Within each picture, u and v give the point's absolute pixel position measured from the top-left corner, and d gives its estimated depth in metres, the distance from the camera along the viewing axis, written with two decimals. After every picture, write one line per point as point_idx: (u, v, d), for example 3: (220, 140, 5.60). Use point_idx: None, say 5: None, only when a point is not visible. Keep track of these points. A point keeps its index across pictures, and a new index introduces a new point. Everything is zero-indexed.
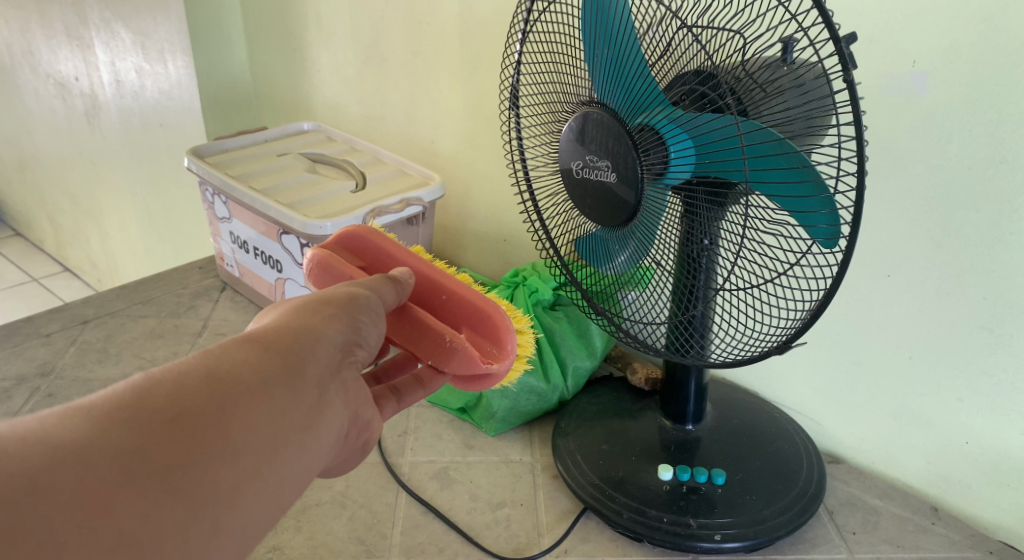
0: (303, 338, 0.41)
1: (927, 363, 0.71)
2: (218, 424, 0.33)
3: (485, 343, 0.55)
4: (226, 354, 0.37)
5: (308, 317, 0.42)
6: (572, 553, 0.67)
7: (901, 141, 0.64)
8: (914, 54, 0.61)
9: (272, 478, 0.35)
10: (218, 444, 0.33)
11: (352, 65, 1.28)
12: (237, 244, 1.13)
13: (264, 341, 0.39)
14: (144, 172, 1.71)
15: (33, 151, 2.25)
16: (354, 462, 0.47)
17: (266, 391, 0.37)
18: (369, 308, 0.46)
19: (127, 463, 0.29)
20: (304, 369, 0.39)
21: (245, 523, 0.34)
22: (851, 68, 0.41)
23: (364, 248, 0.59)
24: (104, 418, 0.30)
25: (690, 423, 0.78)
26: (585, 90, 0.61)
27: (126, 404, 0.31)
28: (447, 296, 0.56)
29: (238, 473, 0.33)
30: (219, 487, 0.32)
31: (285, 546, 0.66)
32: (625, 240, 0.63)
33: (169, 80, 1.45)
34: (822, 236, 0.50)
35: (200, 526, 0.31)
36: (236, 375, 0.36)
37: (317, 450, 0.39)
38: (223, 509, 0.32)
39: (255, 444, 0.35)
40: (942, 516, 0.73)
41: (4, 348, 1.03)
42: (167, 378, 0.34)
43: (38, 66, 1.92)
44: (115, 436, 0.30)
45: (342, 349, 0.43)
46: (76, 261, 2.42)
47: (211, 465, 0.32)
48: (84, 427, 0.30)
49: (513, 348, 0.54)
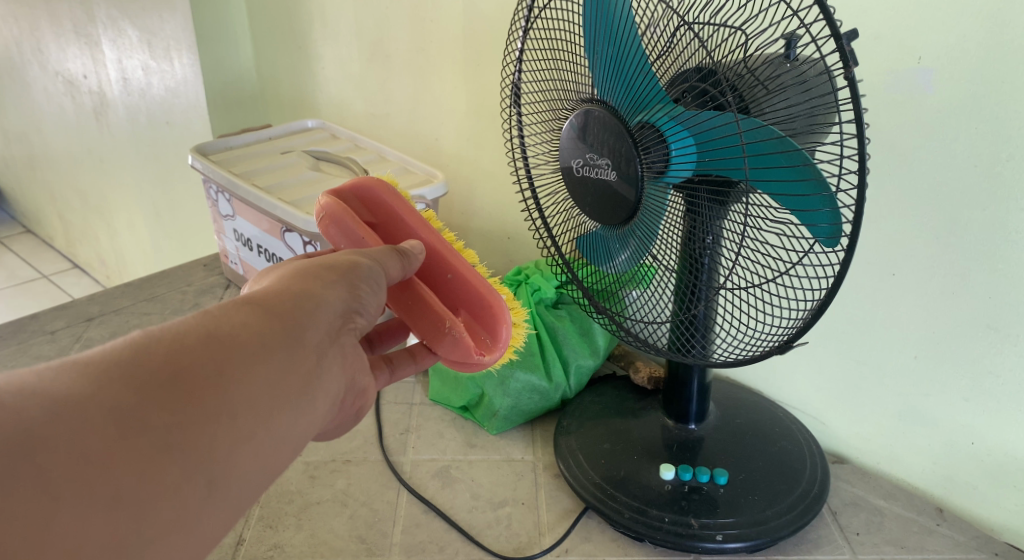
0: (304, 302, 0.41)
1: (933, 363, 0.70)
2: (216, 384, 0.33)
3: (479, 329, 0.55)
4: (227, 315, 0.37)
5: (309, 282, 0.42)
6: (573, 552, 0.67)
7: (906, 139, 0.63)
8: (919, 50, 0.60)
9: (268, 439, 0.36)
10: (217, 404, 0.33)
11: (357, 62, 1.28)
12: (241, 241, 1.13)
13: (264, 304, 0.39)
14: (151, 169, 1.72)
15: (43, 149, 2.26)
16: (346, 426, 0.49)
17: (266, 354, 0.37)
18: (369, 277, 0.46)
19: (126, 418, 0.30)
20: (303, 333, 0.39)
21: (241, 483, 0.34)
22: (852, 65, 0.40)
23: (377, 203, 0.58)
24: (102, 373, 0.30)
25: (693, 422, 0.78)
26: (585, 88, 0.60)
27: (125, 359, 0.31)
28: (451, 275, 0.56)
29: (236, 433, 0.34)
30: (217, 447, 0.32)
31: (286, 545, 0.66)
32: (625, 239, 0.63)
33: (175, 78, 1.46)
34: (824, 234, 0.50)
35: (196, 485, 0.31)
36: (237, 335, 0.36)
37: (313, 414, 0.39)
38: (220, 468, 0.33)
39: (253, 406, 0.35)
40: (947, 516, 0.72)
41: (11, 344, 1.04)
42: (167, 335, 0.34)
43: (47, 64, 1.93)
44: (113, 392, 0.30)
45: (341, 316, 0.43)
46: (85, 259, 2.44)
47: (209, 425, 0.32)
48: (83, 381, 0.30)
49: (507, 342, 0.54)
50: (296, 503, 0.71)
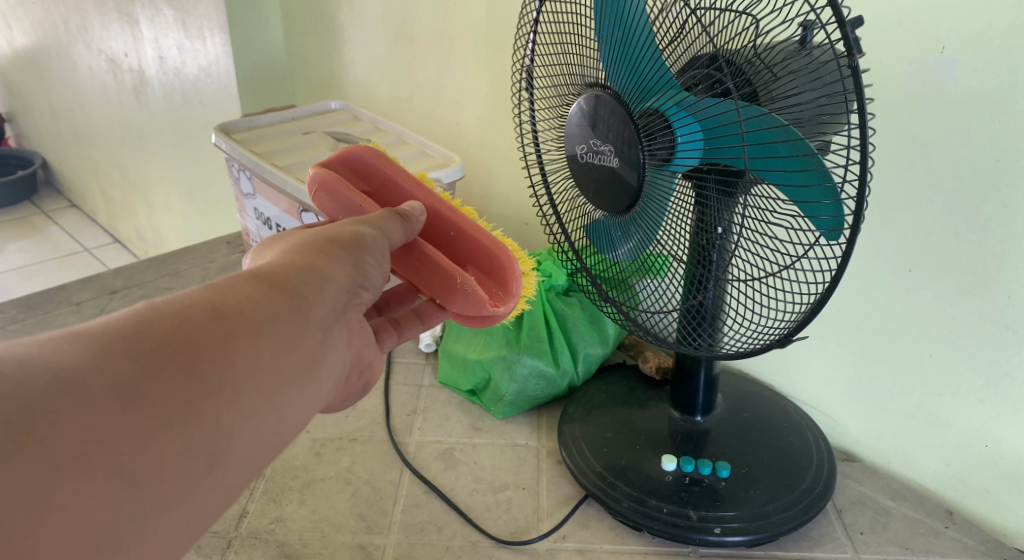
0: (309, 278, 0.41)
1: (947, 362, 0.68)
2: (220, 358, 0.34)
3: (491, 284, 0.56)
4: (232, 289, 0.38)
5: (313, 257, 0.43)
6: (570, 538, 0.67)
7: (927, 132, 0.61)
8: (943, 39, 0.58)
9: (272, 415, 0.36)
10: (221, 377, 0.33)
11: (382, 44, 1.28)
12: (262, 221, 1.15)
13: (269, 278, 0.40)
14: (186, 147, 1.76)
15: (88, 126, 2.33)
16: (354, 400, 0.50)
17: (271, 329, 0.37)
18: (374, 250, 0.46)
19: (130, 392, 0.30)
20: (309, 310, 0.40)
21: (241, 459, 0.34)
22: (858, 54, 0.39)
23: (368, 170, 0.58)
24: (107, 345, 0.31)
25: (699, 414, 0.77)
26: (589, 71, 0.60)
27: (129, 332, 0.32)
28: (453, 233, 0.56)
29: (238, 408, 0.34)
30: (220, 420, 0.33)
31: (288, 519, 0.68)
32: (627, 229, 0.62)
33: (208, 57, 1.47)
34: (826, 227, 0.49)
35: (199, 458, 0.32)
36: (241, 310, 0.36)
37: (317, 390, 0.40)
38: (221, 443, 0.33)
39: (256, 383, 0.35)
40: (956, 519, 0.71)
41: (38, 314, 1.08)
42: (171, 310, 0.34)
43: (93, 42, 1.98)
44: (116, 365, 0.30)
45: (346, 293, 0.43)
46: (126, 233, 2.51)
47: (212, 399, 0.33)
48: (88, 351, 0.30)
49: (518, 290, 0.55)
50: (300, 479, 0.73)
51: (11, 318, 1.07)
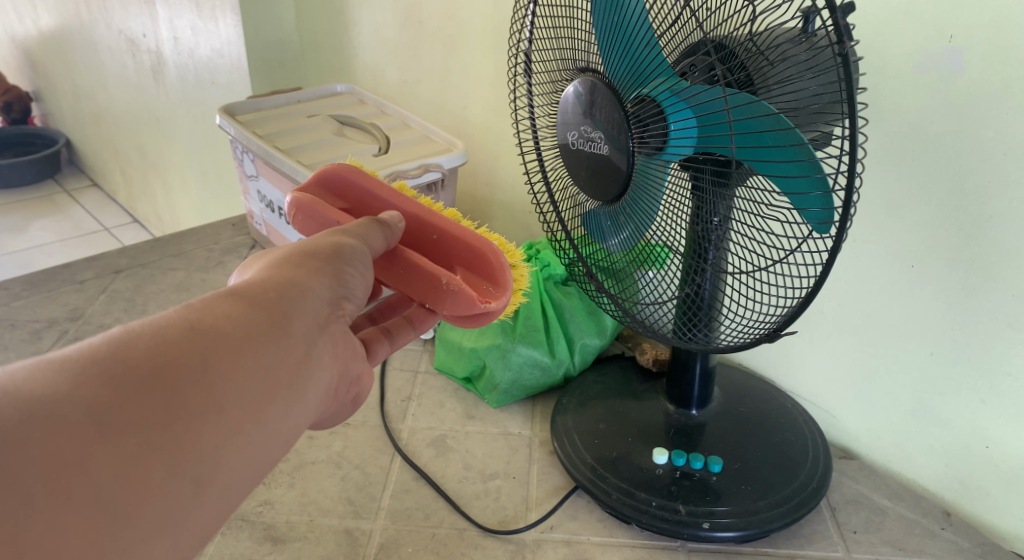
0: (289, 293, 0.39)
1: (948, 361, 0.66)
2: (202, 377, 0.31)
3: (481, 282, 0.55)
4: (209, 307, 0.35)
5: (292, 271, 0.40)
6: (557, 529, 0.67)
7: (933, 122, 0.60)
8: (951, 29, 0.56)
9: (259, 435, 0.34)
10: (204, 396, 0.31)
11: (391, 27, 1.27)
12: (265, 203, 1.15)
13: (247, 295, 0.37)
14: (198, 128, 1.76)
15: (107, 106, 2.35)
16: (346, 414, 0.46)
17: (254, 345, 0.35)
18: (354, 257, 0.44)
19: (104, 417, 0.28)
20: (290, 324, 0.37)
21: (229, 483, 0.32)
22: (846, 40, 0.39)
23: (346, 186, 0.57)
24: (79, 371, 0.28)
25: (694, 408, 0.76)
26: (582, 56, 0.59)
27: (104, 357, 0.29)
28: (437, 236, 0.55)
29: (222, 428, 0.32)
30: (204, 442, 0.30)
31: (276, 502, 0.68)
32: (618, 220, 0.61)
33: (219, 38, 1.47)
34: (816, 220, 0.48)
35: (181, 484, 0.29)
36: (222, 328, 0.34)
37: (307, 406, 0.37)
38: (208, 466, 0.30)
39: (241, 401, 0.33)
40: (954, 521, 0.69)
41: (41, 291, 1.09)
42: (148, 331, 0.32)
43: (112, 22, 1.99)
44: (90, 391, 0.28)
45: (329, 304, 0.41)
46: (143, 213, 2.53)
47: (194, 420, 0.30)
48: (60, 380, 0.28)
49: (510, 282, 0.54)
50: (291, 462, 0.73)
51: (15, 294, 1.09)
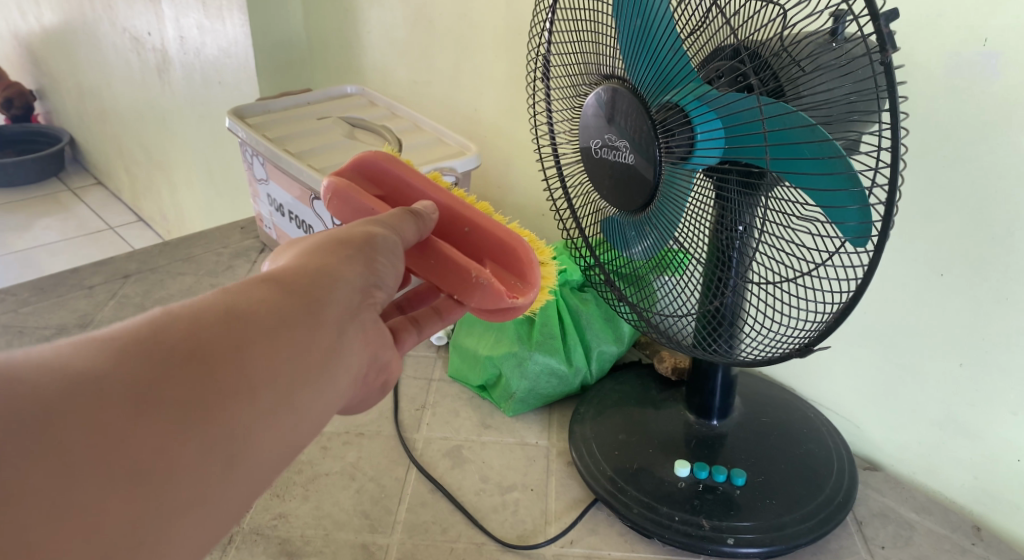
0: (322, 281, 0.37)
1: (979, 372, 0.65)
2: (236, 358, 0.31)
3: (507, 276, 0.54)
4: (244, 292, 0.34)
5: (324, 258, 0.39)
6: (578, 544, 0.66)
7: (966, 127, 0.58)
8: (986, 31, 0.55)
9: (289, 418, 0.32)
10: (238, 379, 0.30)
11: (401, 27, 1.25)
12: (274, 207, 1.14)
13: (281, 281, 0.36)
14: (205, 127, 1.75)
15: (113, 105, 2.34)
16: (372, 401, 0.44)
17: (286, 330, 0.34)
18: (387, 247, 0.42)
19: (143, 392, 0.27)
20: (323, 310, 0.36)
21: (258, 465, 0.31)
22: (890, 47, 0.37)
23: (381, 173, 0.56)
24: (119, 347, 0.27)
25: (716, 418, 0.74)
26: (605, 62, 0.57)
27: (143, 338, 0.28)
28: (468, 229, 0.54)
29: (253, 410, 0.30)
30: (236, 421, 0.29)
31: (291, 515, 0.67)
32: (642, 228, 0.60)
33: (226, 38, 1.46)
34: (852, 234, 0.46)
35: (215, 462, 0.28)
36: (257, 312, 0.33)
37: (336, 391, 0.36)
38: (239, 443, 0.29)
39: (273, 383, 0.32)
40: (985, 536, 0.68)
41: (51, 297, 1.08)
42: (184, 312, 0.31)
43: (117, 21, 1.98)
44: (129, 367, 0.27)
45: (361, 292, 0.39)
46: (149, 212, 2.52)
47: (229, 399, 0.29)
48: (99, 354, 0.27)
49: (537, 280, 0.53)
50: (305, 474, 0.72)
51: (23, 300, 1.08)
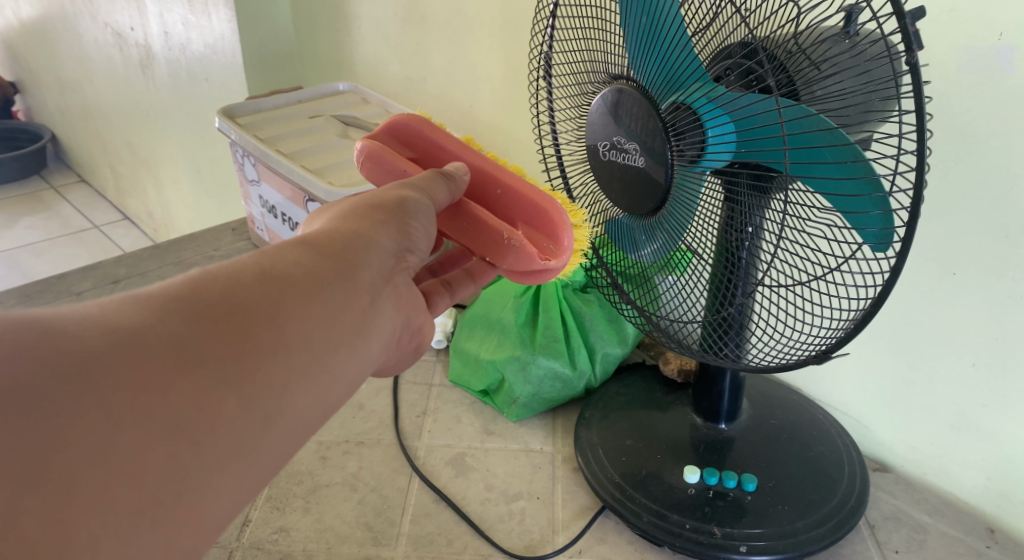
0: (355, 245, 0.38)
1: (993, 372, 0.63)
2: (272, 319, 0.31)
3: (541, 239, 0.50)
4: (279, 255, 0.35)
5: (358, 222, 0.39)
6: (586, 554, 0.64)
7: (980, 123, 0.56)
8: (1001, 25, 0.53)
9: (323, 378, 0.33)
10: (273, 337, 0.31)
11: (392, 22, 1.23)
12: (266, 209, 1.11)
13: (316, 244, 0.37)
14: (193, 125, 1.71)
15: (97, 103, 2.29)
16: (406, 365, 0.45)
17: (319, 292, 0.34)
18: (420, 211, 0.42)
19: (185, 350, 0.28)
20: (355, 273, 0.36)
21: (293, 423, 0.32)
22: (915, 47, 0.36)
23: (413, 136, 0.54)
24: (165, 307, 0.29)
25: (723, 422, 0.73)
26: (612, 62, 0.55)
27: (181, 296, 0.29)
28: (501, 191, 0.51)
29: (289, 368, 0.31)
30: (272, 379, 0.30)
31: (291, 529, 0.65)
32: (652, 231, 0.58)
33: (213, 34, 1.42)
34: (873, 239, 0.45)
35: (252, 418, 0.29)
36: (292, 274, 0.34)
37: (368, 353, 0.36)
38: (275, 401, 0.30)
39: (307, 343, 0.32)
40: (999, 538, 0.67)
41: (37, 305, 1.05)
42: (222, 274, 0.32)
43: (99, 16, 1.93)
44: (174, 324, 0.28)
45: (392, 257, 0.40)
46: (135, 210, 2.47)
47: (265, 357, 0.30)
48: (145, 313, 0.28)
49: (571, 243, 0.49)
50: (305, 485, 0.70)
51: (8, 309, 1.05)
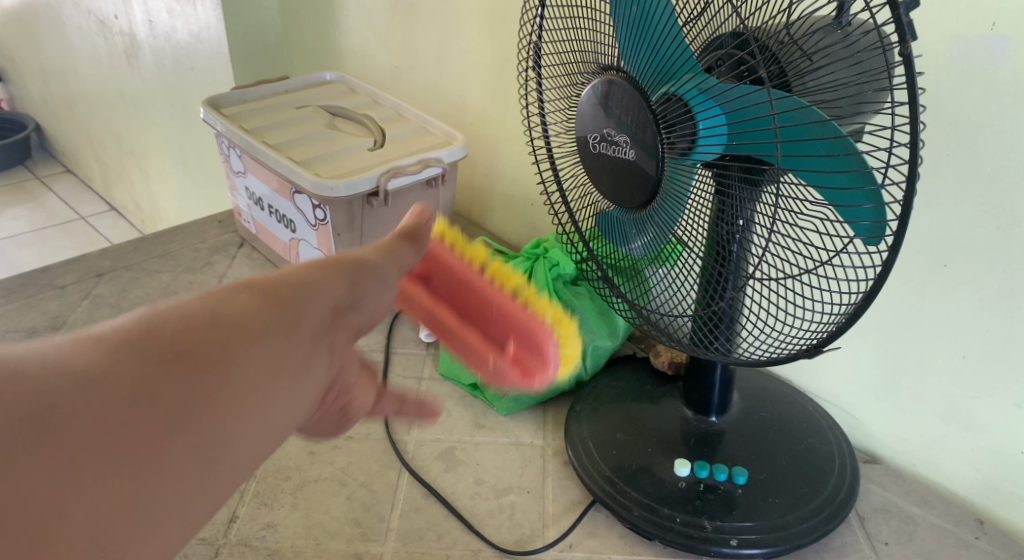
0: (306, 293, 0.32)
1: (983, 364, 0.64)
2: (229, 361, 0.26)
3: (529, 359, 0.55)
4: (226, 293, 0.29)
5: (309, 272, 0.34)
6: (577, 548, 0.64)
7: (972, 115, 0.56)
8: (993, 15, 0.53)
9: (267, 428, 0.28)
10: (226, 382, 0.26)
11: (380, 10, 1.21)
12: (253, 200, 1.10)
13: (265, 288, 0.31)
14: (179, 115, 1.69)
15: (81, 92, 2.25)
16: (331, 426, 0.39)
17: (273, 336, 0.29)
18: (373, 272, 0.38)
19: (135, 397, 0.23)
20: (303, 323, 0.31)
21: (230, 474, 0.26)
22: (909, 38, 0.35)
23: None
24: (114, 346, 0.23)
25: (714, 414, 0.73)
26: (602, 51, 0.54)
27: (131, 334, 0.24)
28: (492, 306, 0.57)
29: (236, 417, 0.26)
30: (223, 427, 0.25)
31: (279, 525, 0.64)
32: (643, 224, 0.57)
33: (198, 22, 1.39)
34: (865, 233, 0.44)
35: (194, 471, 0.24)
36: (244, 314, 0.28)
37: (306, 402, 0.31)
38: (220, 451, 0.25)
39: (256, 391, 0.27)
40: (987, 529, 0.67)
41: (20, 298, 1.04)
42: (170, 310, 0.26)
43: (82, 3, 1.89)
44: (123, 365, 0.23)
45: (336, 312, 0.34)
46: (121, 202, 2.43)
47: (217, 404, 0.25)
48: (88, 352, 0.23)
49: (555, 358, 0.55)
50: (293, 481, 0.69)
51: None
